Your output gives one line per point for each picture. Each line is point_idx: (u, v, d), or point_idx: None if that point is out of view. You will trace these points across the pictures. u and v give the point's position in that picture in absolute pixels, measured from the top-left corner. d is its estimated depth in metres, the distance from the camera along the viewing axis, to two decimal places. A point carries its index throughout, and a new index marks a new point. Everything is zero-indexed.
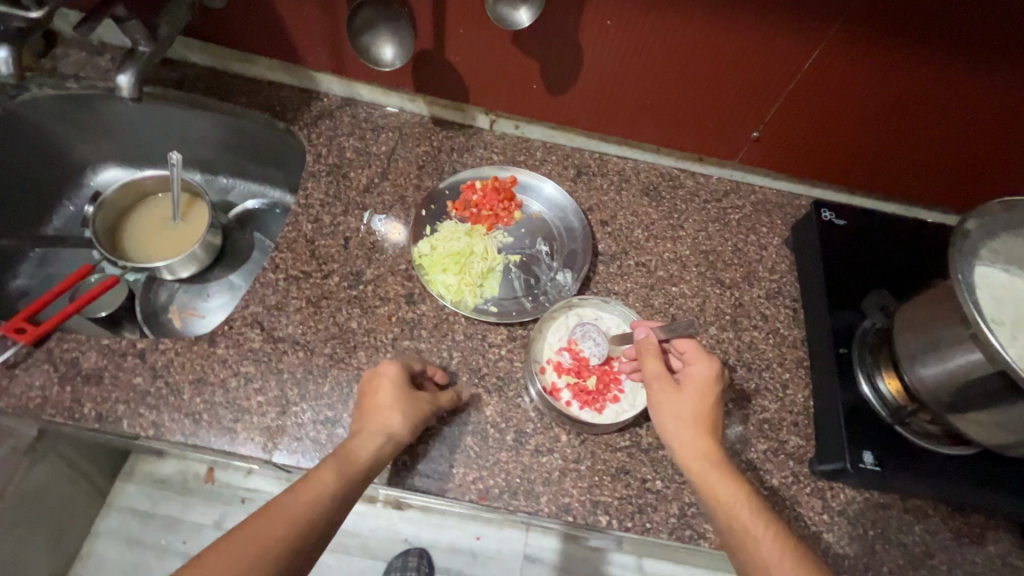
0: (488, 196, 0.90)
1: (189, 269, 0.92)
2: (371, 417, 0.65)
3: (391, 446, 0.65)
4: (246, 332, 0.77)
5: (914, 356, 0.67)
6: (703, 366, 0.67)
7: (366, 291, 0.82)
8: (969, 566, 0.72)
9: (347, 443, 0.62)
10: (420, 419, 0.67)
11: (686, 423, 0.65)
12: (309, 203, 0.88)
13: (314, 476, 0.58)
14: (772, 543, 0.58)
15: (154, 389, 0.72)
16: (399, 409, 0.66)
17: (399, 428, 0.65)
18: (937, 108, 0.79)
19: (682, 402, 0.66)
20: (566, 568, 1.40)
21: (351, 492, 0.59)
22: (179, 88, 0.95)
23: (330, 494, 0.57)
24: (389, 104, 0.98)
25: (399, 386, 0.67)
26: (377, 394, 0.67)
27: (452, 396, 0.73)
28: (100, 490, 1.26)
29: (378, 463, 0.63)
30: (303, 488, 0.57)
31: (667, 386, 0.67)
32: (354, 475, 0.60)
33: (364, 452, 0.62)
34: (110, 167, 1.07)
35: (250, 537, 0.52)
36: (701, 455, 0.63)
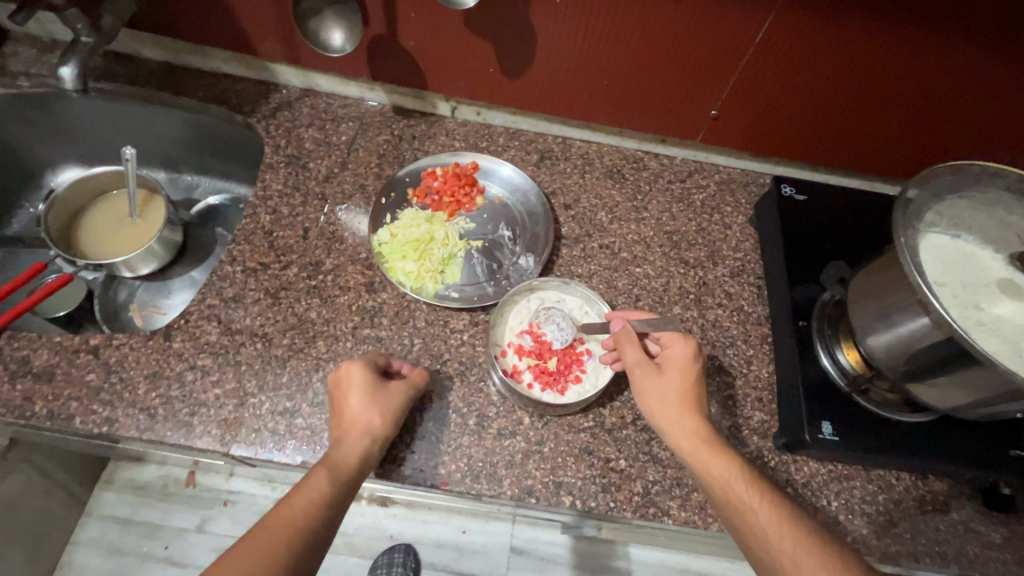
0: (448, 182, 0.89)
1: (149, 266, 0.90)
2: (350, 419, 0.65)
3: (376, 446, 0.65)
4: (203, 325, 0.76)
5: (867, 324, 0.67)
6: (681, 346, 0.67)
7: (326, 281, 0.81)
8: (933, 534, 0.73)
9: (331, 450, 0.63)
10: (400, 411, 0.68)
11: (672, 402, 0.64)
12: (267, 194, 0.87)
13: (306, 485, 0.58)
14: (772, 516, 0.57)
15: (108, 385, 0.70)
16: (378, 407, 0.66)
17: (378, 425, 0.65)
18: (890, 80, 0.79)
19: (667, 384, 0.65)
20: (553, 558, 1.40)
21: (345, 496, 0.60)
22: (132, 84, 0.94)
23: (325, 501, 0.58)
24: (349, 94, 0.98)
25: (371, 380, 0.67)
26: (348, 396, 0.66)
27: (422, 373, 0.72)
28: (78, 498, 1.24)
29: (367, 463, 0.63)
30: (297, 499, 0.57)
31: (650, 369, 0.66)
32: (345, 480, 0.61)
33: (351, 454, 0.62)
34: (70, 168, 1.05)
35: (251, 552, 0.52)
36: (690, 436, 0.62)
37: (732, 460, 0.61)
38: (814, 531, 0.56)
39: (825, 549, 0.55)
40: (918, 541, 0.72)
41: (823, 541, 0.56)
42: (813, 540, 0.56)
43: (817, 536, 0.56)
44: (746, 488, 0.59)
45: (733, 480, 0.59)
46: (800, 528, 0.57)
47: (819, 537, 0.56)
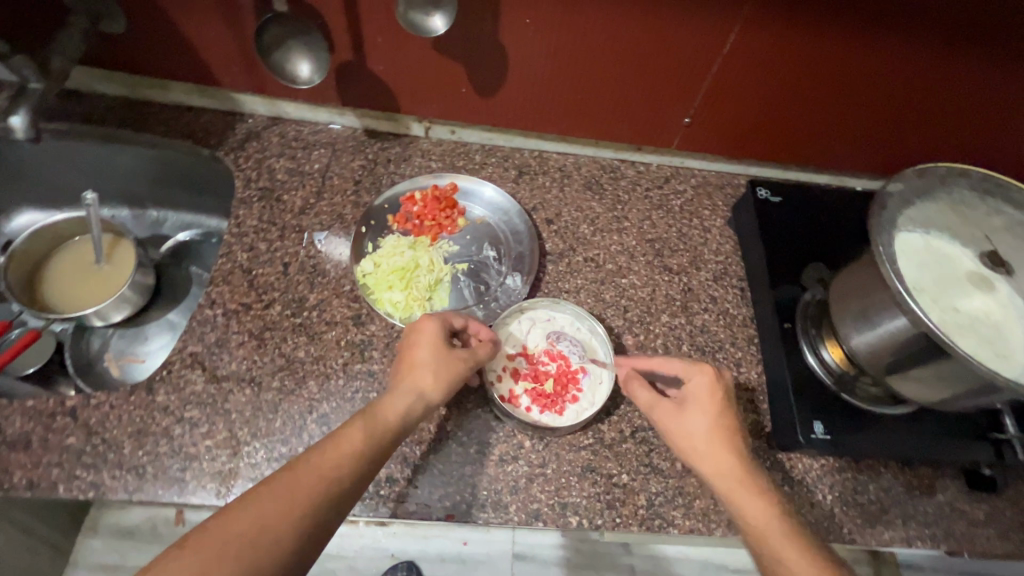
0: (428, 206, 0.88)
1: (122, 312, 0.87)
2: (407, 374, 0.66)
3: (421, 409, 0.64)
4: (187, 374, 0.73)
5: (849, 325, 0.69)
6: (704, 376, 0.66)
7: (311, 318, 0.79)
8: (922, 517, 0.76)
9: (377, 402, 0.63)
10: (455, 380, 0.67)
11: (706, 439, 0.63)
12: (242, 231, 0.85)
13: (343, 436, 0.58)
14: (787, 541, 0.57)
15: (90, 447, 0.67)
16: (434, 369, 0.66)
17: (429, 389, 0.65)
18: (857, 81, 0.81)
19: (695, 420, 0.64)
20: (555, 561, 1.41)
21: (377, 454, 0.59)
22: (87, 122, 0.89)
23: (355, 457, 0.57)
24: (319, 120, 0.95)
25: (436, 341, 0.67)
26: (417, 350, 0.67)
27: (487, 346, 0.71)
28: (62, 550, 1.19)
29: (408, 423, 0.63)
30: (331, 448, 0.57)
31: (673, 412, 0.65)
32: (381, 437, 0.60)
33: (394, 411, 0.62)
34: (24, 212, 1.00)
35: (278, 493, 0.52)
36: (727, 474, 0.61)
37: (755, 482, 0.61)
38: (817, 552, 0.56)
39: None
40: (909, 525, 0.75)
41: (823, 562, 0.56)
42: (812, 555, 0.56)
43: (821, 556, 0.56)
44: (762, 508, 0.59)
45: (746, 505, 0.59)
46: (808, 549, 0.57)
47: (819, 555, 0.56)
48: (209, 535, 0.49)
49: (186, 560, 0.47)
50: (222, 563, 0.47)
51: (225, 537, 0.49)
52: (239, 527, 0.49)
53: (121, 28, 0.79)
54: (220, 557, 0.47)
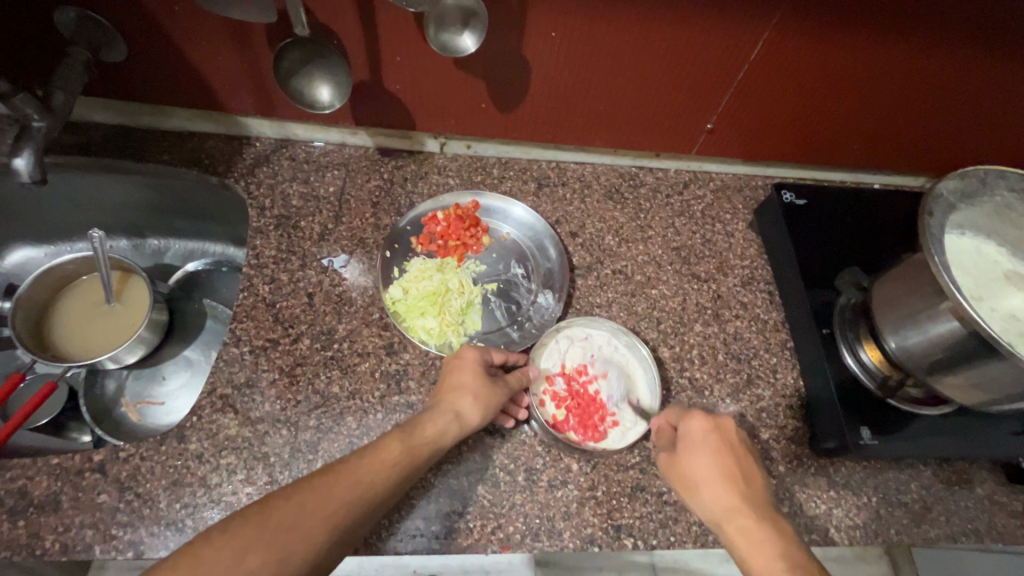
0: (453, 225, 0.86)
1: (138, 353, 0.82)
2: (447, 394, 0.67)
3: (457, 434, 0.64)
4: (218, 419, 0.70)
5: (895, 330, 0.70)
6: (700, 420, 0.67)
7: (342, 350, 0.76)
8: (964, 512, 0.77)
9: (416, 420, 0.63)
10: (493, 406, 0.68)
11: (712, 483, 0.62)
12: (261, 261, 0.81)
13: (380, 446, 0.58)
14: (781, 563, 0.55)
15: (124, 504, 0.64)
16: (475, 393, 0.67)
17: (467, 411, 0.65)
18: (879, 85, 0.82)
19: (699, 466, 0.64)
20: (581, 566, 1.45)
21: (413, 469, 0.59)
22: (86, 153, 0.85)
23: (393, 470, 0.57)
24: (330, 140, 0.92)
25: (477, 367, 0.69)
26: (457, 373, 0.68)
27: (520, 375, 0.72)
28: None
29: (443, 443, 0.62)
30: (369, 456, 0.56)
31: (680, 470, 0.65)
32: (418, 453, 0.60)
33: (432, 429, 0.62)
34: (19, 249, 0.95)
35: (316, 490, 0.51)
36: (727, 511, 0.60)
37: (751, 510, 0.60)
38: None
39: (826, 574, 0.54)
40: (952, 522, 0.76)
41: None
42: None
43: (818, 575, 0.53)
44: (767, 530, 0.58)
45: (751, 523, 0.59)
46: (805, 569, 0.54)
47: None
48: (249, 521, 0.48)
49: (219, 545, 0.46)
50: (257, 548, 0.46)
51: (266, 521, 0.48)
52: (275, 518, 0.49)
53: (120, 57, 0.76)
54: (258, 539, 0.47)
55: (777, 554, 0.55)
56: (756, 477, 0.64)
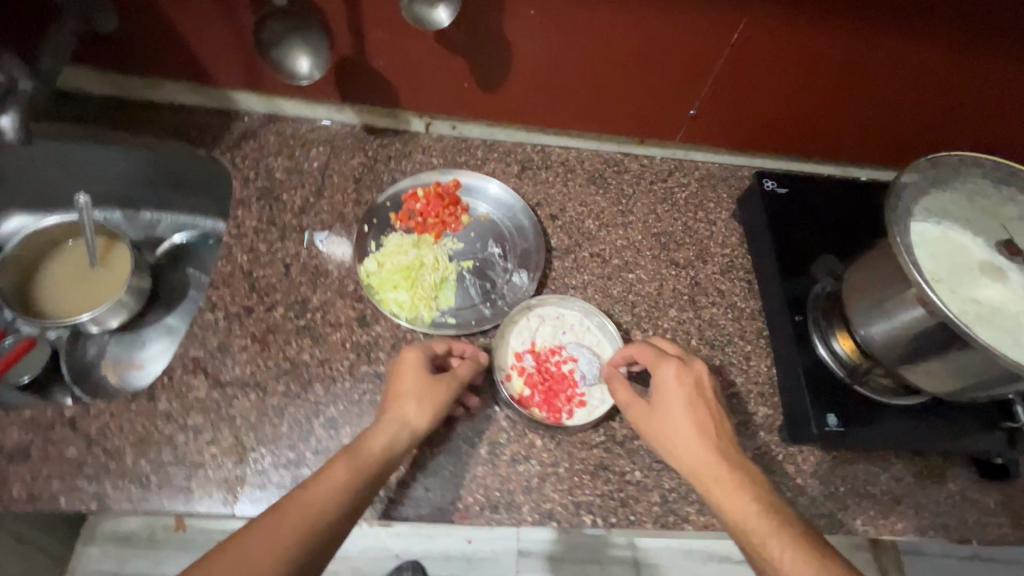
0: (432, 203, 0.87)
1: (120, 317, 0.84)
2: (392, 405, 0.64)
3: (406, 443, 0.62)
4: (189, 380, 0.71)
5: (865, 318, 0.69)
6: (672, 366, 0.67)
7: (315, 319, 0.77)
8: (933, 507, 0.76)
9: (362, 436, 0.60)
10: (440, 407, 0.65)
11: (685, 428, 0.63)
12: (241, 231, 0.83)
13: (326, 471, 0.55)
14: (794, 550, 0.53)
15: (91, 458, 0.65)
16: (419, 398, 0.64)
17: (413, 418, 0.63)
18: (864, 70, 0.81)
19: (671, 409, 0.64)
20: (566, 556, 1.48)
21: (365, 491, 0.56)
22: (79, 124, 0.87)
23: (342, 495, 0.54)
24: (317, 117, 0.94)
25: (418, 369, 0.66)
26: (400, 381, 0.66)
27: (467, 363, 0.69)
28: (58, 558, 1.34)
29: (392, 454, 0.60)
30: (315, 484, 0.54)
31: (650, 410, 0.66)
32: (367, 471, 0.57)
33: (377, 443, 0.59)
34: (13, 216, 0.98)
35: (260, 534, 0.48)
36: (705, 464, 0.60)
37: (746, 501, 0.57)
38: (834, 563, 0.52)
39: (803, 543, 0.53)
40: (921, 515, 0.75)
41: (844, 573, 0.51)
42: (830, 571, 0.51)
43: (838, 560, 0.52)
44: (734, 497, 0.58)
45: (728, 500, 0.58)
46: (823, 559, 0.52)
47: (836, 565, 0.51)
48: None
49: None
50: None
51: None
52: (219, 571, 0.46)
53: (112, 26, 0.78)
54: None
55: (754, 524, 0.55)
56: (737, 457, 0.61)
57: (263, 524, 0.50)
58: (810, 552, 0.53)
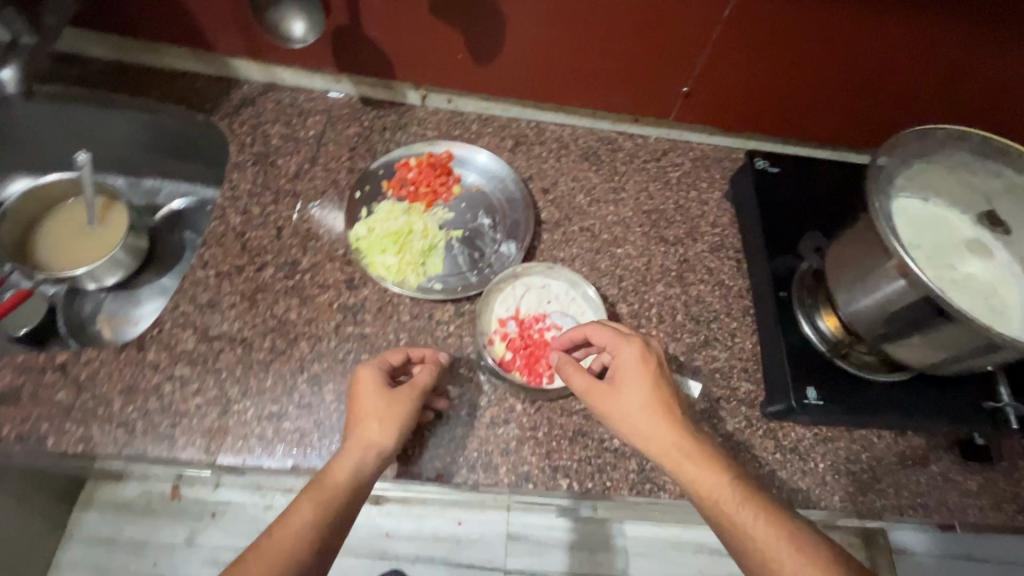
0: (424, 172, 0.88)
1: (115, 275, 0.87)
2: (355, 427, 0.63)
3: (375, 465, 0.61)
4: (177, 333, 0.73)
5: (846, 292, 0.68)
6: (631, 347, 0.65)
7: (304, 281, 0.79)
8: (914, 486, 0.75)
9: (326, 466, 0.60)
10: (406, 421, 0.64)
11: (645, 409, 0.62)
12: (236, 194, 0.84)
13: (293, 509, 0.57)
14: (767, 526, 0.57)
15: (80, 402, 0.67)
16: (381, 416, 0.63)
17: (378, 438, 0.62)
18: (853, 47, 0.82)
19: (631, 390, 0.63)
20: (562, 544, 1.52)
21: (336, 521, 0.57)
22: (83, 86, 0.90)
23: (309, 533, 0.56)
24: (316, 87, 0.95)
25: (377, 386, 0.64)
26: (360, 400, 0.64)
27: (426, 372, 0.67)
28: (58, 519, 1.42)
29: (361, 481, 0.60)
30: (281, 527, 0.56)
31: (610, 392, 0.64)
32: (334, 500, 0.58)
33: (342, 474, 0.59)
34: (20, 178, 1.02)
35: None
36: (668, 443, 0.61)
37: (716, 500, 0.58)
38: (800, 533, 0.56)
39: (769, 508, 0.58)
40: (901, 494, 0.75)
41: (814, 544, 0.56)
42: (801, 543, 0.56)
43: (804, 531, 0.57)
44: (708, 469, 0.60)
45: (699, 476, 0.59)
46: (792, 535, 0.56)
47: (803, 534, 0.56)
48: None
49: None
50: None
51: None
52: None
53: None
54: None
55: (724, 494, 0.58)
56: (710, 449, 0.62)
57: (246, 569, 0.53)
58: (781, 524, 0.57)
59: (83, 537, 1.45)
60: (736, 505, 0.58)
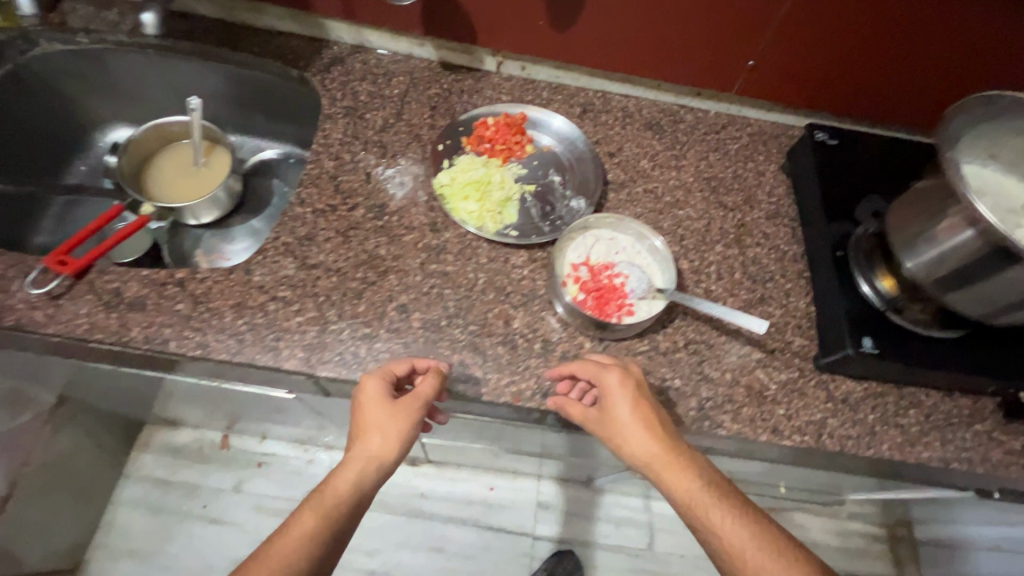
0: (501, 131, 0.94)
1: (212, 214, 0.95)
2: (358, 438, 0.68)
3: (377, 472, 0.67)
4: (279, 260, 0.80)
5: (908, 247, 0.73)
6: (616, 374, 0.70)
7: (391, 222, 0.85)
8: (959, 442, 0.79)
9: (328, 477, 0.66)
10: (407, 433, 0.69)
11: (632, 429, 0.69)
12: (328, 142, 0.91)
13: (296, 518, 0.63)
14: (740, 534, 0.64)
15: (197, 314, 0.75)
16: (383, 429, 0.68)
17: (383, 447, 0.68)
18: (914, 27, 0.87)
19: (618, 414, 0.70)
20: (571, 510, 1.55)
21: (336, 530, 0.63)
22: (188, 40, 0.98)
23: (309, 543, 0.61)
24: (400, 50, 1.02)
25: (379, 400, 0.69)
26: (364, 413, 0.69)
27: (428, 385, 0.70)
28: (118, 460, 1.48)
29: (360, 491, 0.66)
30: (285, 535, 0.62)
31: (602, 415, 0.71)
32: (333, 510, 0.64)
33: (344, 484, 0.65)
34: (120, 127, 1.10)
35: None
36: (655, 459, 0.67)
37: (694, 512, 0.66)
38: (768, 530, 0.65)
39: (743, 516, 0.65)
40: (946, 448, 0.79)
41: (776, 536, 0.65)
42: (771, 538, 0.64)
43: (772, 534, 0.65)
44: (689, 479, 0.66)
45: (685, 494, 0.66)
46: (760, 532, 0.65)
47: (770, 533, 0.65)
48: None
49: None
50: None
51: None
52: None
53: None
54: None
55: (702, 510, 0.65)
56: (697, 467, 0.68)
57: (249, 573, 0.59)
58: (750, 527, 0.65)
59: (140, 476, 1.50)
60: (716, 512, 0.65)
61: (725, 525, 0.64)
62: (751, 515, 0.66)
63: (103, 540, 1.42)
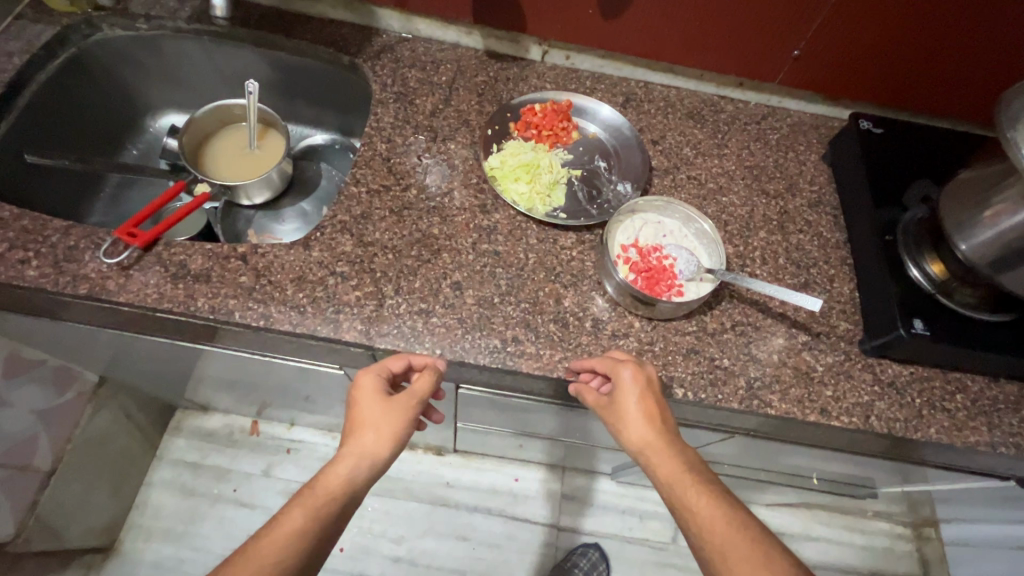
0: (548, 116, 0.96)
1: (263, 194, 0.99)
2: (354, 432, 0.68)
3: (369, 469, 0.66)
4: (337, 237, 0.82)
5: (964, 227, 0.74)
6: (628, 369, 0.71)
7: (443, 202, 0.87)
8: (1007, 427, 0.79)
9: (322, 472, 0.65)
10: (403, 428, 0.69)
11: (635, 423, 0.69)
12: (380, 125, 0.94)
13: (284, 515, 0.61)
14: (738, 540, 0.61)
15: (260, 286, 0.77)
16: (378, 423, 0.68)
17: (377, 441, 0.67)
18: (961, 19, 0.88)
19: (625, 409, 0.70)
20: (585, 500, 1.56)
21: (323, 527, 0.61)
22: (246, 26, 0.99)
23: (296, 540, 0.59)
24: (447, 39, 1.05)
25: (378, 395, 0.69)
26: (362, 407, 0.69)
27: (423, 380, 0.71)
28: (153, 442, 1.50)
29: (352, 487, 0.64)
30: (272, 532, 0.60)
31: (611, 407, 0.72)
32: (323, 506, 0.62)
33: (336, 478, 0.64)
34: (171, 113, 1.14)
35: None
36: (653, 454, 0.68)
37: (688, 512, 0.64)
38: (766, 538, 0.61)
39: (740, 520, 0.63)
40: (994, 432, 0.79)
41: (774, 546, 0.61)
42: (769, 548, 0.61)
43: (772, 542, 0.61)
44: (685, 478, 0.66)
45: (681, 494, 0.65)
46: (759, 540, 0.61)
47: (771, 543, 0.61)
48: None
49: None
50: None
51: None
52: None
53: None
54: None
55: (699, 512, 0.63)
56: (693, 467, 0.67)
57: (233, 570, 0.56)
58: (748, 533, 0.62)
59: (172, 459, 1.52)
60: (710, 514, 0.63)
61: (722, 528, 0.62)
62: (748, 520, 0.63)
63: (137, 520, 1.43)
